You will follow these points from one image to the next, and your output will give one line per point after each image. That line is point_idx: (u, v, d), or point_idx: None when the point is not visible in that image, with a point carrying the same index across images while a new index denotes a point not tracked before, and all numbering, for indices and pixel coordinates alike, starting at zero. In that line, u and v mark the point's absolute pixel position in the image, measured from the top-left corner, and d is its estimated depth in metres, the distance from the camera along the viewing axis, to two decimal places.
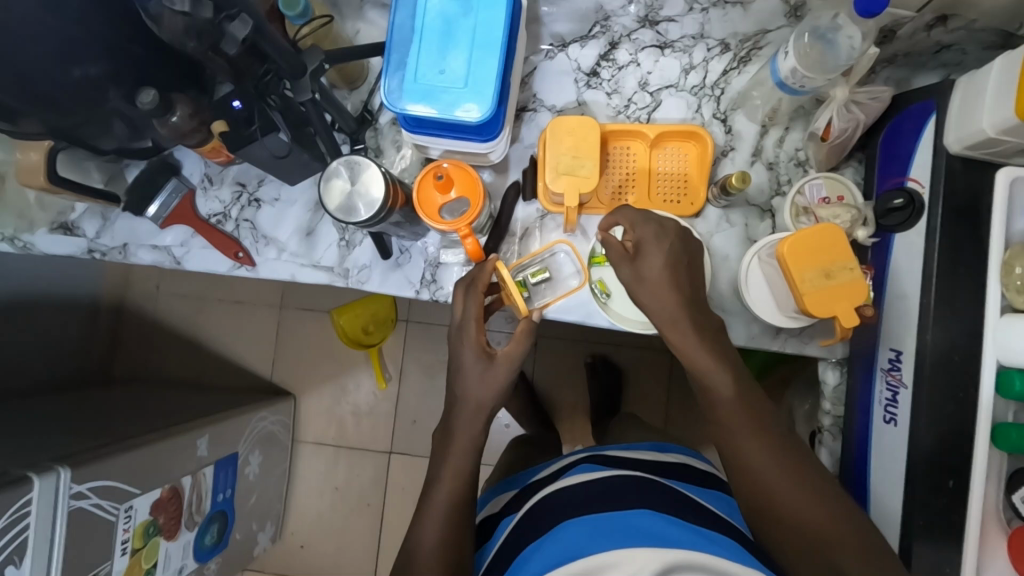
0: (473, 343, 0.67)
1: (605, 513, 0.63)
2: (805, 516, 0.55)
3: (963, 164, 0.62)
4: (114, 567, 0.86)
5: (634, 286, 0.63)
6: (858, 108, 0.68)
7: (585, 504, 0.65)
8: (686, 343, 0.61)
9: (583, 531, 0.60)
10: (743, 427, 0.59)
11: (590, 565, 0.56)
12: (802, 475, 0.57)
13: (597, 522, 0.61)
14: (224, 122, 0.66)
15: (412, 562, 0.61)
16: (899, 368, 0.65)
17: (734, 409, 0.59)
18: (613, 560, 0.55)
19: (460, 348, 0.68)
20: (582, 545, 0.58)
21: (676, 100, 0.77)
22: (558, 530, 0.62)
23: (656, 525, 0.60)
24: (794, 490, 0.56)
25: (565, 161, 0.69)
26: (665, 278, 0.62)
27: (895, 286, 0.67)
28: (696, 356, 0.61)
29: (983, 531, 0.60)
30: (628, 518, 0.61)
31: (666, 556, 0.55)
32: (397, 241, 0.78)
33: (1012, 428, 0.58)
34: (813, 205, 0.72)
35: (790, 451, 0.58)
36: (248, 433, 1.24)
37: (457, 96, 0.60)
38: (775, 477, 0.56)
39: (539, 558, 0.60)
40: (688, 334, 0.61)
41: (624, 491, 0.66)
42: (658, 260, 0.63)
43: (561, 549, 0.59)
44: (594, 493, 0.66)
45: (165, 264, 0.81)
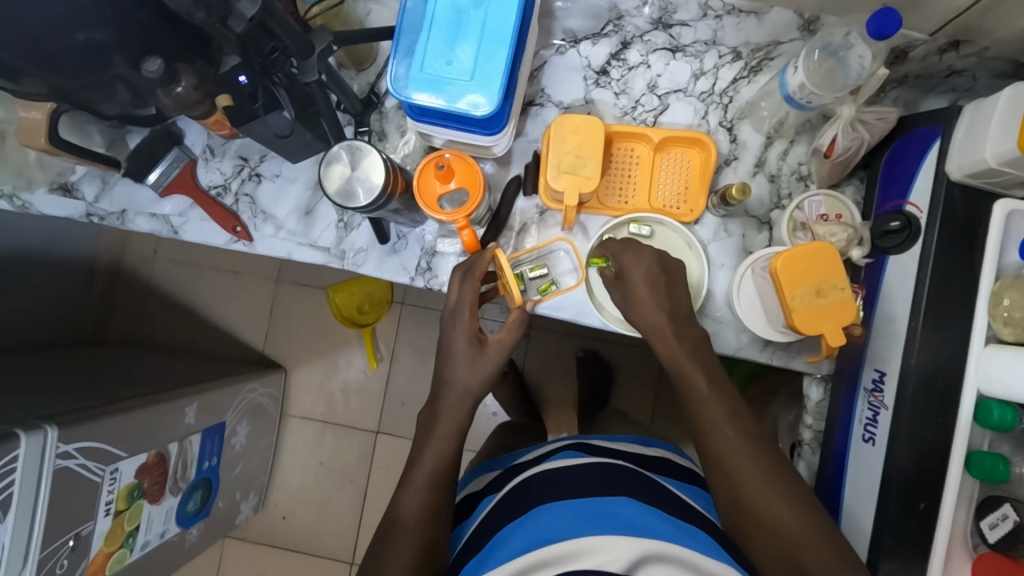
0: (467, 324, 0.68)
1: (579, 499, 0.64)
2: (792, 532, 0.56)
3: (962, 191, 0.63)
4: (97, 527, 0.87)
5: (625, 308, 0.67)
6: (864, 127, 0.68)
7: (560, 488, 0.66)
8: (674, 350, 0.63)
9: (565, 515, 0.61)
10: (719, 428, 0.60)
11: (562, 551, 0.57)
12: (773, 473, 0.58)
13: (573, 508, 0.62)
14: (229, 97, 0.66)
15: (393, 537, 0.62)
16: (882, 389, 0.66)
17: (713, 411, 0.61)
18: (591, 546, 0.56)
19: (453, 329, 0.68)
20: (556, 529, 0.59)
21: (684, 105, 0.77)
22: (534, 515, 0.63)
23: (635, 515, 0.61)
24: (764, 489, 0.57)
25: (568, 159, 0.69)
26: (650, 298, 0.64)
27: (885, 307, 0.67)
28: (678, 356, 0.63)
29: (950, 553, 0.61)
30: (609, 505, 0.62)
31: (642, 546, 0.57)
32: (395, 227, 0.79)
33: (985, 456, 0.59)
34: (811, 221, 0.72)
35: (775, 468, 0.59)
36: (237, 404, 1.25)
37: (463, 88, 0.60)
38: (752, 478, 0.58)
39: (512, 543, 0.60)
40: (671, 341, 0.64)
41: (602, 476, 0.67)
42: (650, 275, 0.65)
43: (535, 534, 0.60)
44: (570, 478, 0.67)
45: (163, 233, 0.81)
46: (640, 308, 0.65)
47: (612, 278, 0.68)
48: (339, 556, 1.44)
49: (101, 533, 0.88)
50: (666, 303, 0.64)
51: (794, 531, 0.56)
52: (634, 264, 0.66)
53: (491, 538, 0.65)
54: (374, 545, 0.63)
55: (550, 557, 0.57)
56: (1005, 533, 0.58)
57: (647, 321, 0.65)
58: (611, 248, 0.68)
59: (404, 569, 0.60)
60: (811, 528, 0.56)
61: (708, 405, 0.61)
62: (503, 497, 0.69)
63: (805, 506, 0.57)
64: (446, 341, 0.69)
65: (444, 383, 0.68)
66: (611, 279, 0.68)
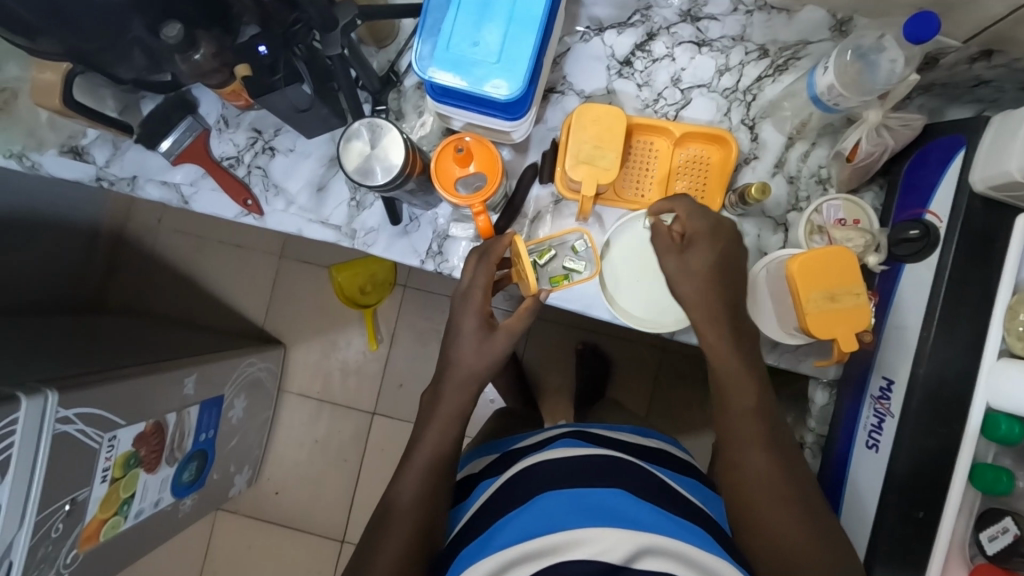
0: (479, 306, 0.67)
1: (579, 489, 0.63)
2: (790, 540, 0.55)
3: (984, 204, 0.62)
4: (93, 493, 0.87)
5: (675, 274, 0.64)
6: (889, 133, 0.67)
7: (557, 479, 0.66)
8: (716, 341, 0.62)
9: (561, 506, 0.61)
10: (735, 426, 0.60)
11: (562, 541, 0.57)
12: (784, 484, 0.58)
13: (571, 498, 0.62)
14: (248, 67, 0.66)
15: (391, 518, 0.62)
16: (889, 397, 0.66)
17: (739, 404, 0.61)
18: (592, 535, 0.57)
19: (465, 310, 0.68)
20: (552, 520, 0.60)
21: (706, 101, 0.76)
22: (534, 504, 0.63)
23: (635, 509, 0.61)
24: (768, 493, 0.57)
25: (587, 149, 0.69)
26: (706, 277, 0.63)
27: (897, 315, 0.67)
28: (717, 348, 0.62)
29: (947, 563, 0.61)
30: (611, 496, 0.62)
31: (639, 539, 0.57)
32: (408, 208, 0.78)
33: (988, 469, 0.59)
34: (828, 225, 0.71)
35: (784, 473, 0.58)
36: (235, 377, 1.25)
37: (488, 71, 0.59)
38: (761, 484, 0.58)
39: (510, 530, 0.61)
40: (717, 330, 0.62)
41: (602, 467, 0.67)
42: (716, 255, 0.63)
43: (534, 522, 0.60)
44: (567, 468, 0.67)
45: (173, 202, 0.80)
46: (693, 284, 0.63)
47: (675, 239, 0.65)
48: (330, 534, 1.45)
49: (97, 500, 0.88)
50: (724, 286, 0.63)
51: (799, 552, 0.55)
52: (704, 234, 0.64)
53: (486, 520, 0.65)
54: (370, 528, 0.63)
55: (546, 549, 0.57)
56: (1004, 545, 0.57)
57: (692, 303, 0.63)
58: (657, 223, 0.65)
59: (401, 548, 0.60)
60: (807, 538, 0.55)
61: (739, 403, 0.61)
62: (502, 482, 0.70)
63: (817, 527, 0.56)
64: (455, 324, 0.69)
65: (450, 364, 0.68)
66: (674, 242, 0.65)
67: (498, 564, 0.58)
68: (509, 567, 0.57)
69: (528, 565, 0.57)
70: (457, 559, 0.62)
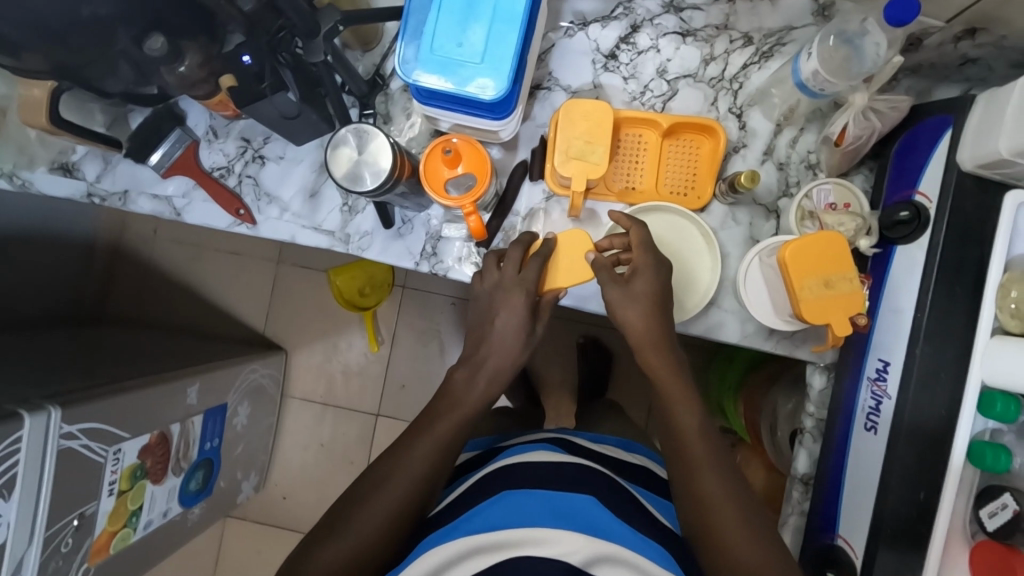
0: (521, 300, 0.67)
1: (551, 489, 0.64)
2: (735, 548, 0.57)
3: (974, 182, 0.62)
4: (101, 507, 0.88)
5: (620, 303, 0.65)
6: (876, 116, 0.67)
7: (535, 476, 0.66)
8: (658, 354, 0.65)
9: (532, 503, 0.62)
10: (687, 434, 0.63)
11: (527, 535, 0.59)
12: (738, 500, 0.59)
13: (546, 500, 0.63)
14: (233, 77, 0.65)
15: (353, 511, 0.61)
16: (885, 379, 0.66)
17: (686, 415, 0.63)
18: (554, 536, 0.58)
19: (511, 297, 0.68)
20: (521, 515, 0.61)
21: (694, 90, 0.76)
22: (505, 497, 0.63)
23: (601, 517, 0.62)
24: (719, 502, 0.59)
25: (577, 144, 0.68)
26: (649, 299, 0.65)
27: (891, 297, 0.67)
28: (659, 361, 0.65)
29: (947, 542, 0.60)
30: (579, 506, 0.63)
31: (598, 547, 0.58)
32: (400, 211, 0.78)
33: (986, 447, 0.57)
34: (820, 210, 0.70)
35: (730, 485, 0.60)
36: (238, 384, 1.26)
37: (474, 71, 0.59)
38: (715, 493, 0.59)
39: (478, 520, 0.62)
40: (658, 351, 0.65)
41: (577, 473, 0.67)
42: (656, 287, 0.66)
43: (502, 514, 0.61)
44: (544, 468, 0.67)
45: (165, 215, 0.80)
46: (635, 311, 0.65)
47: (619, 277, 0.66)
48: None
49: (105, 513, 0.89)
50: (661, 311, 0.66)
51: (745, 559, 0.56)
52: (648, 264, 0.66)
53: (472, 504, 0.65)
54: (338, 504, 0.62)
55: (512, 541, 0.59)
56: (1005, 521, 0.57)
57: (635, 329, 0.65)
58: (632, 239, 0.67)
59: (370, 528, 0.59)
60: (754, 545, 0.57)
61: (684, 415, 0.63)
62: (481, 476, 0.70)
63: (765, 531, 0.58)
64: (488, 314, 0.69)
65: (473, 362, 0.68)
66: (619, 277, 0.66)
67: (459, 552, 0.59)
68: (472, 554, 0.59)
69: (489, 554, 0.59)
70: (425, 539, 0.63)
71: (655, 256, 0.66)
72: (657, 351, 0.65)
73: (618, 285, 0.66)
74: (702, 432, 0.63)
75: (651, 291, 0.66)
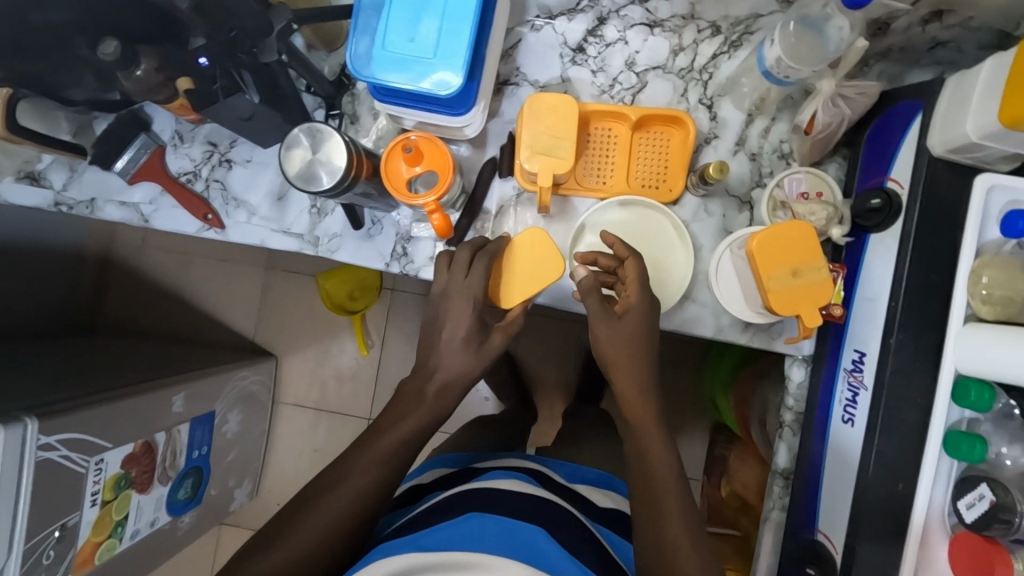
0: (474, 304, 0.65)
1: (512, 517, 0.65)
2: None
3: (946, 167, 0.61)
4: (83, 517, 0.88)
5: (602, 335, 0.63)
6: (845, 102, 0.65)
7: (497, 504, 0.67)
8: (623, 382, 0.63)
9: (490, 529, 0.63)
10: (653, 466, 0.60)
11: (477, 559, 0.59)
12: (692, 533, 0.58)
13: (501, 528, 0.63)
14: (190, 80, 0.64)
15: (321, 516, 0.60)
16: (862, 370, 0.65)
17: (653, 444, 0.61)
18: (499, 564, 0.59)
19: (460, 303, 0.66)
20: (477, 539, 0.62)
21: (663, 82, 0.75)
22: (466, 519, 0.64)
23: (552, 553, 0.62)
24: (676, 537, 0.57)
25: (543, 140, 0.66)
26: (633, 332, 0.63)
27: (866, 287, 0.66)
28: (626, 388, 0.63)
29: (926, 535, 0.59)
30: (532, 539, 0.63)
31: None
32: (370, 212, 0.77)
33: (961, 436, 0.56)
34: (792, 200, 0.69)
35: (687, 518, 0.58)
36: (227, 391, 1.26)
37: (427, 66, 0.57)
38: (674, 528, 0.57)
39: (434, 536, 0.62)
40: (628, 377, 0.63)
41: (537, 508, 0.67)
42: (635, 320, 0.64)
43: (458, 535, 0.62)
44: (507, 498, 0.68)
45: (133, 222, 0.79)
46: (610, 337, 0.63)
47: (612, 314, 0.63)
48: None
49: (88, 523, 0.89)
50: (637, 340, 0.63)
51: None
52: (639, 298, 0.64)
53: None
54: (286, 509, 0.61)
55: (461, 563, 0.59)
56: (982, 513, 0.55)
57: (605, 354, 0.64)
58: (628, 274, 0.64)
59: (312, 532, 0.59)
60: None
61: (650, 445, 0.61)
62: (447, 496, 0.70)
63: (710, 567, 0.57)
64: (440, 319, 0.67)
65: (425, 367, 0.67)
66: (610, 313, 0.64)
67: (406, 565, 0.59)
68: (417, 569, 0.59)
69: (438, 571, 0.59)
70: (378, 546, 0.62)
71: (651, 297, 0.63)
72: (630, 379, 0.63)
73: (607, 322, 0.63)
74: (666, 464, 0.61)
75: (630, 321, 0.63)
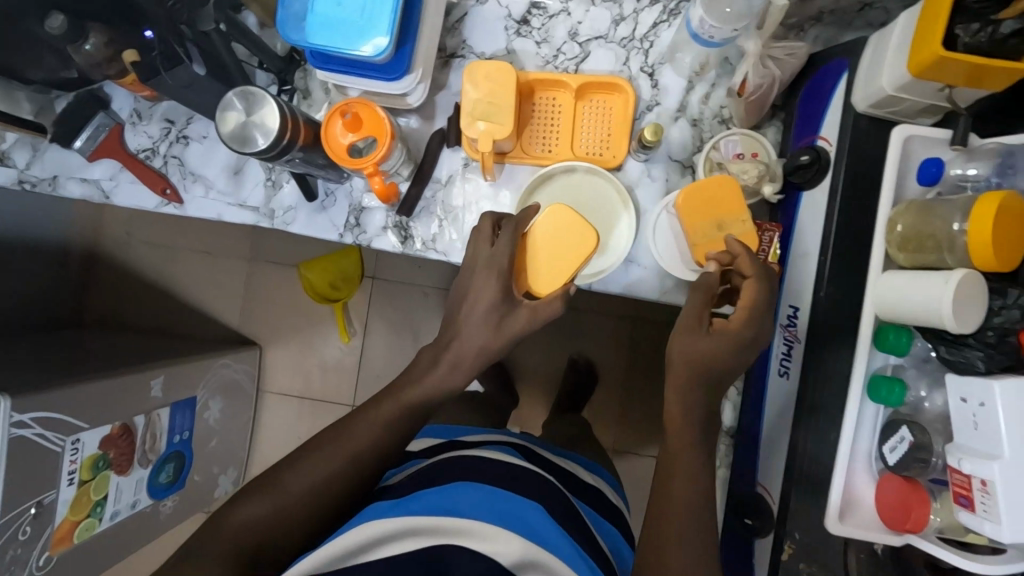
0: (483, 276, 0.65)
1: (502, 489, 0.64)
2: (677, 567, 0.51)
3: (868, 123, 0.63)
4: (60, 496, 0.90)
5: (684, 343, 0.58)
6: (774, 63, 0.67)
7: (484, 476, 0.67)
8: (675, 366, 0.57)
9: (475, 498, 0.62)
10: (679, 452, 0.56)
11: (462, 525, 0.57)
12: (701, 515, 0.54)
13: (487, 497, 0.62)
14: (135, 53, 0.67)
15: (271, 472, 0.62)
16: (795, 324, 0.66)
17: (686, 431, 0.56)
18: (486, 530, 0.57)
19: (484, 274, 0.65)
20: (459, 506, 0.60)
21: (605, 51, 0.77)
22: (453, 487, 0.63)
23: (542, 525, 0.61)
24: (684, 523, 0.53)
25: (481, 105, 0.69)
26: (713, 341, 0.57)
27: (798, 244, 0.68)
28: (676, 373, 0.57)
29: (852, 479, 0.61)
30: (521, 510, 0.62)
31: (529, 548, 0.57)
32: (323, 183, 0.79)
33: (881, 380, 0.58)
34: (727, 161, 0.70)
35: (701, 501, 0.54)
36: (208, 378, 1.28)
37: (355, 29, 0.60)
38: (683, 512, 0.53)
39: (420, 503, 0.60)
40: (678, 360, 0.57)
41: (531, 482, 0.68)
42: (729, 333, 0.57)
43: (441, 502, 0.60)
44: (499, 470, 0.68)
45: (95, 198, 0.81)
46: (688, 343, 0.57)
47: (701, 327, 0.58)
48: None
49: (65, 502, 0.91)
50: (715, 340, 0.57)
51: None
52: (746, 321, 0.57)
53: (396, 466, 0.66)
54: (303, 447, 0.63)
55: (444, 528, 0.57)
56: (903, 454, 0.57)
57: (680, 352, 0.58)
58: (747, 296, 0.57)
59: (309, 480, 0.60)
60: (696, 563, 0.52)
61: (681, 428, 0.57)
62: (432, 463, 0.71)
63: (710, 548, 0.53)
64: (461, 293, 0.67)
65: (441, 344, 0.68)
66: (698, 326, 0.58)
67: (390, 530, 0.57)
68: (403, 535, 0.57)
69: (420, 537, 0.57)
70: (366, 511, 0.61)
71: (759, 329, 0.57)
72: (692, 371, 0.57)
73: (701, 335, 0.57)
74: (695, 450, 0.56)
75: (718, 337, 0.57)
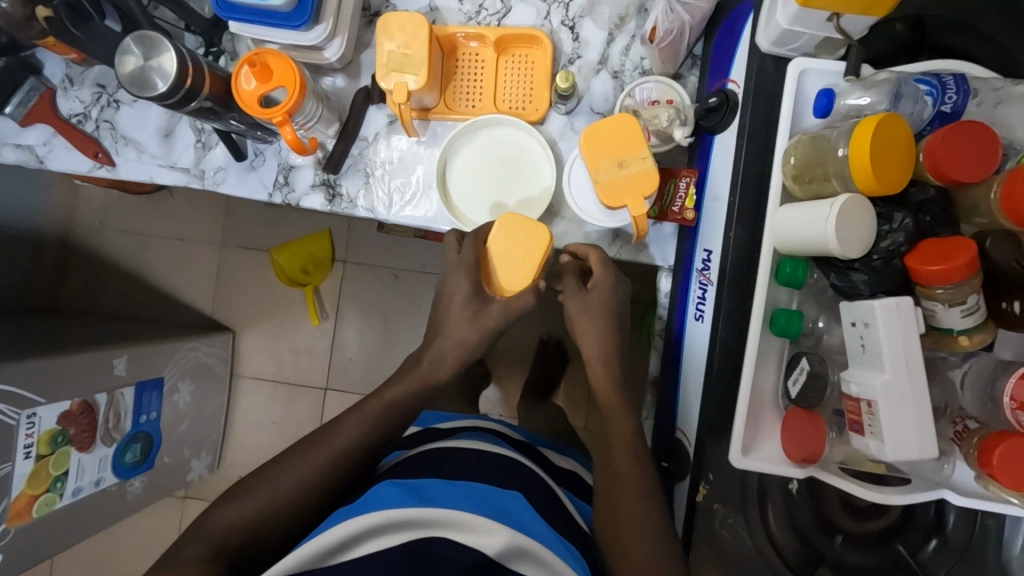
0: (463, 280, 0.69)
1: (486, 483, 0.63)
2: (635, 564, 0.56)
3: (773, 63, 0.63)
4: (17, 470, 0.91)
5: (575, 312, 0.69)
6: (683, 7, 0.66)
7: (465, 469, 0.65)
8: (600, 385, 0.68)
9: (460, 492, 0.60)
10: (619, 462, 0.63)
11: (448, 517, 0.56)
12: (653, 515, 0.59)
13: (469, 491, 0.61)
14: (48, 8, 0.67)
15: None
16: (709, 267, 0.66)
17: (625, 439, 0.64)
18: (474, 522, 0.55)
19: (454, 276, 0.70)
20: (443, 499, 0.58)
21: (527, 6, 0.77)
22: (433, 481, 0.61)
23: (527, 514, 0.59)
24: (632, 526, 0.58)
25: (395, 57, 0.69)
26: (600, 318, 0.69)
27: (712, 188, 0.68)
28: (601, 392, 0.68)
29: (759, 414, 0.61)
30: (505, 500, 0.61)
31: (516, 537, 0.55)
32: (253, 143, 0.80)
33: (780, 313, 0.59)
34: (642, 106, 0.71)
35: (647, 500, 0.60)
36: (177, 360, 1.29)
37: None
38: (636, 511, 0.59)
39: (402, 494, 0.58)
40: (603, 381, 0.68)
41: (515, 471, 0.67)
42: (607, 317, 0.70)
43: (423, 495, 0.59)
44: (479, 462, 0.67)
45: (29, 164, 0.82)
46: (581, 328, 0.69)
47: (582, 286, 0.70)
48: None
49: (22, 476, 0.92)
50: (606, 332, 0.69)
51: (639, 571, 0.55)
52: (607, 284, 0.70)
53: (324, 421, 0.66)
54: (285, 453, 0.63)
55: (429, 520, 0.55)
56: (802, 386, 0.58)
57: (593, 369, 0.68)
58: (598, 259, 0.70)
59: (286, 486, 0.60)
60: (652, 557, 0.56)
61: (619, 442, 0.64)
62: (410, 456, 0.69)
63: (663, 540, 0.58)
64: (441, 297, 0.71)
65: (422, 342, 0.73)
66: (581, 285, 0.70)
67: (372, 524, 0.54)
68: (386, 529, 0.55)
69: (402, 532, 0.55)
70: (342, 510, 0.58)
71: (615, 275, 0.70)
72: (612, 390, 0.68)
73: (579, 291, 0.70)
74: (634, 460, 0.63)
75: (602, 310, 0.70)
